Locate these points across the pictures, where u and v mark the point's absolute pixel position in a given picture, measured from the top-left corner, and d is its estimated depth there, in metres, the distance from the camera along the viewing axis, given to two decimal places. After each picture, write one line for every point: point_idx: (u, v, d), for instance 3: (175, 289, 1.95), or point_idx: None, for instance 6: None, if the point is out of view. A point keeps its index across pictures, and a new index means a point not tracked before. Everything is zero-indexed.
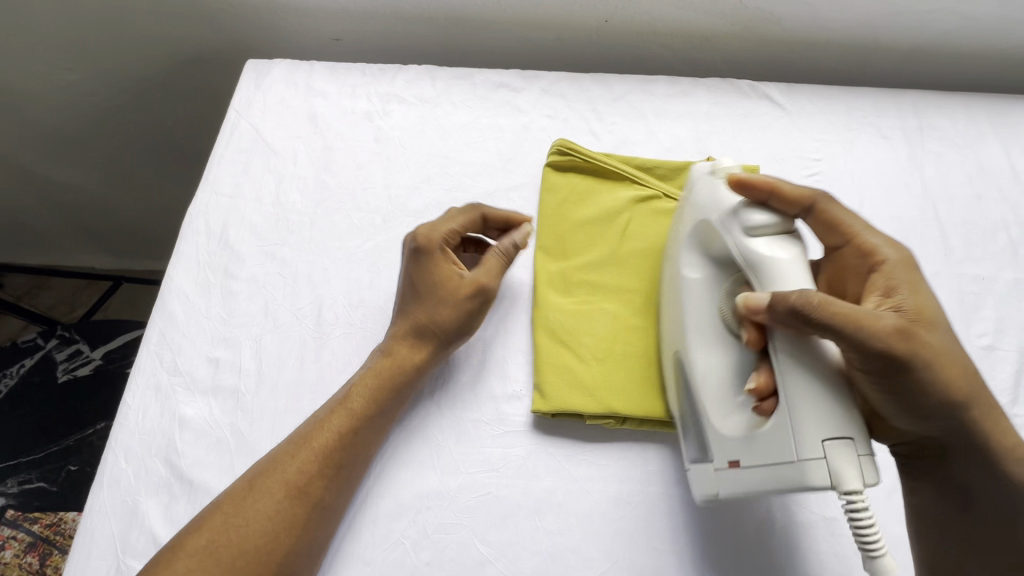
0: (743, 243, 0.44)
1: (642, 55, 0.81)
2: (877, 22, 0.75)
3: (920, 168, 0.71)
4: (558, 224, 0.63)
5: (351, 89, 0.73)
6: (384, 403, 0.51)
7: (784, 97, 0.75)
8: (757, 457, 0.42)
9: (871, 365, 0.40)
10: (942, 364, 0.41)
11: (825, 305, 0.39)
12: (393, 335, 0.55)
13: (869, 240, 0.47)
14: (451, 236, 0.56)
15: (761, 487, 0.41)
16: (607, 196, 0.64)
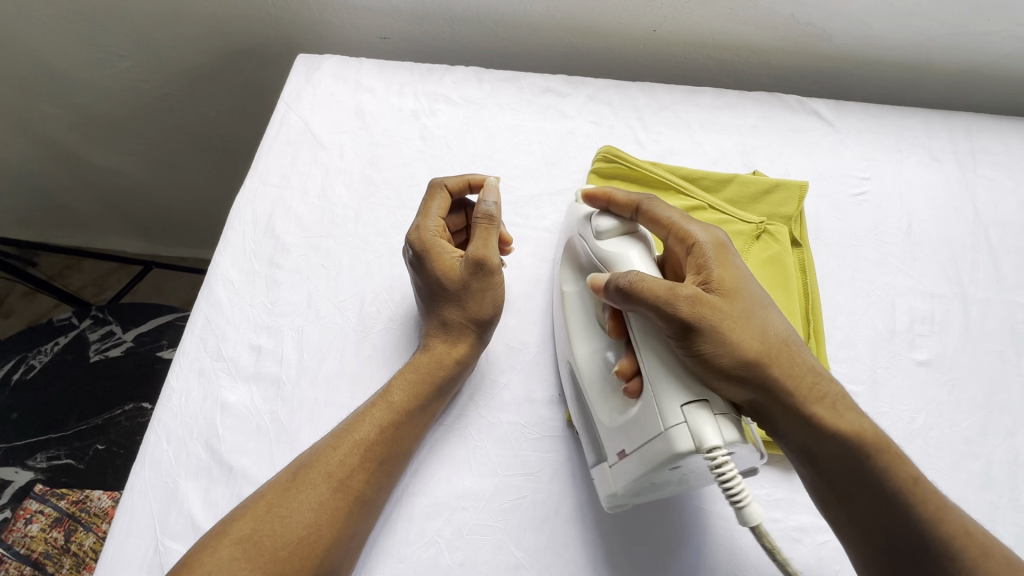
0: (598, 248, 0.50)
1: (689, 65, 0.81)
2: (931, 43, 0.74)
3: (971, 192, 0.69)
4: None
5: (399, 87, 0.74)
6: (427, 399, 0.51)
7: (833, 114, 0.74)
8: (632, 433, 0.43)
9: (676, 330, 0.42)
10: (727, 336, 0.42)
11: (636, 282, 0.43)
12: (427, 332, 0.55)
13: (687, 228, 0.48)
14: (437, 231, 0.55)
15: (642, 468, 0.42)
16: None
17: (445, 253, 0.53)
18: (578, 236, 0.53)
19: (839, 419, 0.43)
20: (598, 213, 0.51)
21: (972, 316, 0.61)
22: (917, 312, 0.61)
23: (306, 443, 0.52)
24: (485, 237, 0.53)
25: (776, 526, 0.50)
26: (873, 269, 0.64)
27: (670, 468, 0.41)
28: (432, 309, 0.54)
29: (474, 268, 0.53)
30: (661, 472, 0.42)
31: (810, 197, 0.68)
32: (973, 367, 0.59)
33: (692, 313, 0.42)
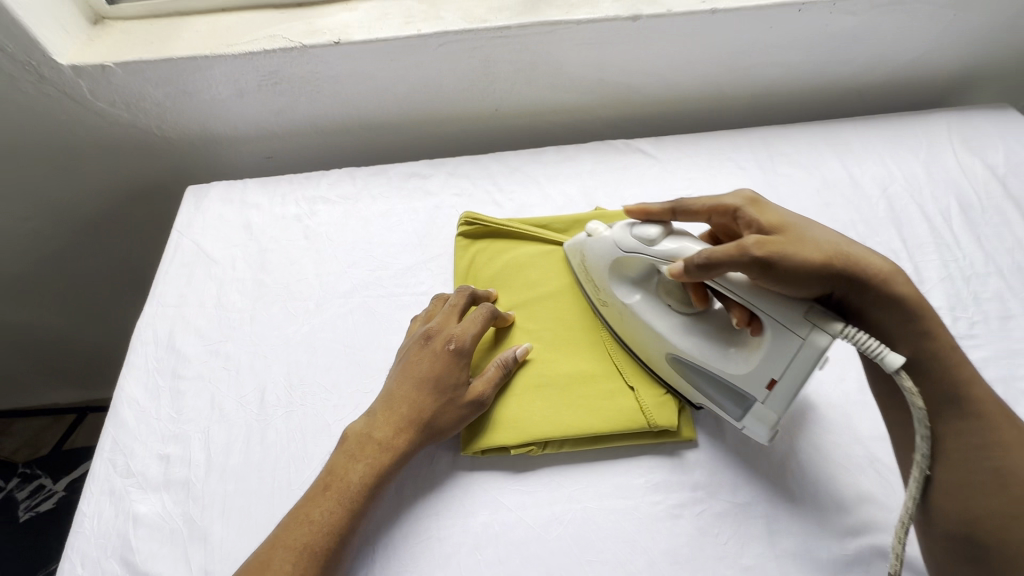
0: (659, 250, 0.56)
1: (536, 130, 0.95)
2: (716, 79, 0.91)
3: (774, 189, 0.83)
4: (475, 280, 0.71)
5: (281, 197, 0.83)
6: (376, 485, 0.54)
7: (655, 148, 0.88)
8: (770, 359, 0.51)
9: (757, 269, 0.50)
10: (802, 253, 0.50)
11: (708, 255, 0.51)
12: (386, 421, 0.57)
13: (720, 199, 0.59)
14: (468, 332, 0.61)
15: (797, 380, 0.50)
16: (513, 252, 0.73)
17: (465, 367, 0.60)
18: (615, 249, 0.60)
19: (911, 294, 0.51)
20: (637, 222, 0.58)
21: None
22: None
23: (220, 535, 0.55)
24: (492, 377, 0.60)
25: (657, 507, 0.56)
26: None
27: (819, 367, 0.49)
28: (419, 392, 0.58)
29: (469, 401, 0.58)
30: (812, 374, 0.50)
31: None
32: None
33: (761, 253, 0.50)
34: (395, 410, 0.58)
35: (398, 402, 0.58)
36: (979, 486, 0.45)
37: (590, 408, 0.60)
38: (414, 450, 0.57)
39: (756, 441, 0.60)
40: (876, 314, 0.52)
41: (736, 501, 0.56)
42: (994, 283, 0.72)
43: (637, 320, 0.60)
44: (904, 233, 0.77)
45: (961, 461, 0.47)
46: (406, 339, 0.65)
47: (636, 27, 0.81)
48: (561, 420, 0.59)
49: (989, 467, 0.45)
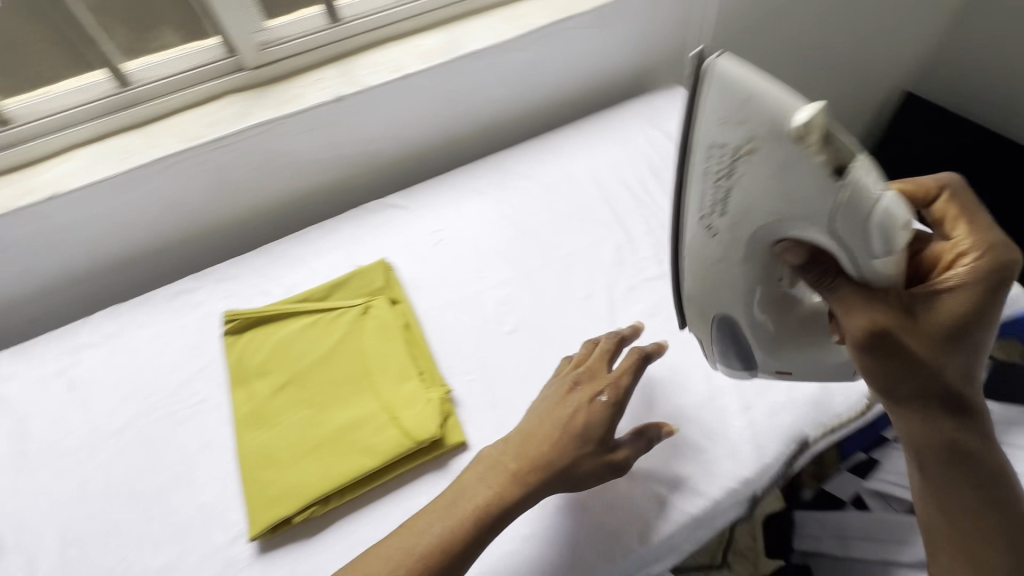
0: (861, 177, 0.42)
1: (299, 212, 1.02)
2: (441, 126, 1.04)
3: (508, 202, 0.95)
4: (244, 368, 0.74)
5: (40, 358, 0.81)
6: (493, 524, 0.54)
7: (404, 199, 0.98)
8: (814, 360, 0.59)
9: (874, 337, 0.47)
10: (913, 349, 0.47)
11: (841, 291, 0.48)
12: (501, 477, 0.56)
13: (937, 185, 0.54)
14: (625, 377, 0.61)
15: (810, 370, 0.61)
16: (279, 332, 0.78)
17: (603, 424, 0.59)
18: (771, 176, 0.46)
19: (987, 443, 0.51)
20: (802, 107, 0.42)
21: (533, 281, 0.82)
22: (498, 298, 0.81)
23: None
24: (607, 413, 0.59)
25: None
26: (459, 286, 0.83)
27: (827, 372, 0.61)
28: (549, 444, 0.57)
29: (546, 475, 0.56)
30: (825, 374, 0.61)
31: (400, 261, 0.87)
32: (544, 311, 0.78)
33: (882, 325, 0.47)
34: (523, 469, 0.56)
35: (524, 445, 0.58)
36: (962, 533, 0.50)
37: (361, 448, 0.64)
38: (533, 502, 0.56)
39: (517, 421, 0.67)
40: (953, 412, 0.50)
41: None
42: None
43: (726, 275, 0.56)
44: (613, 207, 0.92)
45: (951, 488, 0.51)
46: (547, 391, 0.64)
47: (343, 106, 0.92)
48: (333, 473, 0.62)
49: (974, 499, 0.50)
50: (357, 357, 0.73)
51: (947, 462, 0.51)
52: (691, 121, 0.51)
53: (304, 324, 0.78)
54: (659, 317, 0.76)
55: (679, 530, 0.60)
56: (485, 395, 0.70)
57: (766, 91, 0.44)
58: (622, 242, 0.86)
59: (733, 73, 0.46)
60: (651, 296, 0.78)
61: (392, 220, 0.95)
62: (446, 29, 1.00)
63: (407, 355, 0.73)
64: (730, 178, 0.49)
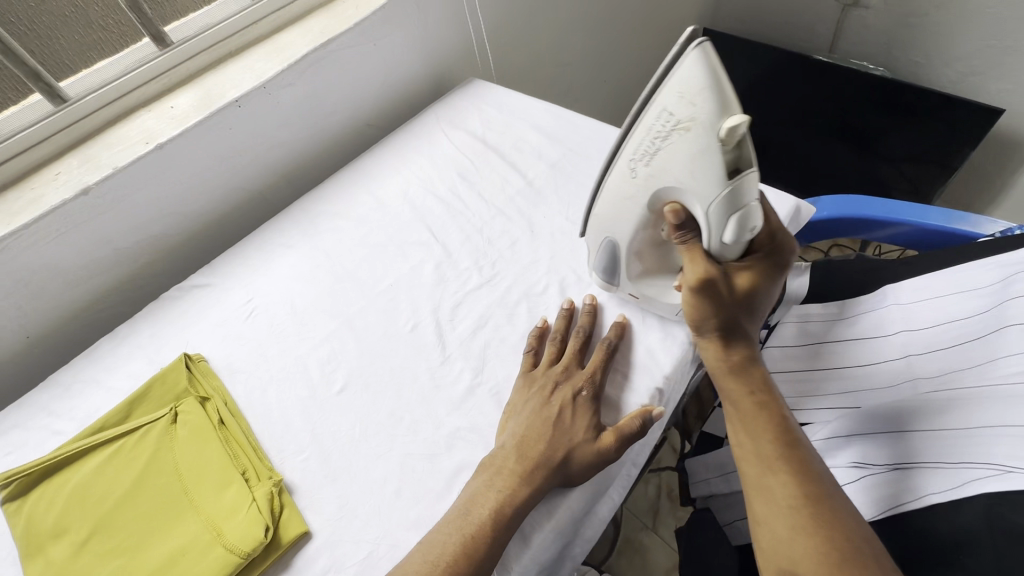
0: (727, 144, 0.54)
1: (94, 323, 0.89)
2: (232, 185, 0.95)
3: (322, 247, 0.89)
4: (35, 534, 0.62)
5: None
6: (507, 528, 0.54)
7: (208, 275, 0.89)
8: (655, 299, 0.69)
9: (699, 281, 0.59)
10: (726, 297, 0.59)
11: (694, 243, 0.61)
12: (478, 526, 0.53)
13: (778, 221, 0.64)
14: (598, 369, 0.64)
15: (653, 309, 0.71)
16: (73, 477, 0.66)
17: (584, 432, 0.59)
18: (688, 156, 0.56)
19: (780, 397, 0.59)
20: (702, 77, 0.53)
21: (358, 326, 0.77)
22: (323, 357, 0.75)
23: None
24: (581, 416, 0.61)
25: None
26: (280, 356, 0.76)
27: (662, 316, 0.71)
28: (536, 471, 0.57)
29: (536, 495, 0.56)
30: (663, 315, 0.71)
31: (211, 348, 0.79)
32: (373, 357, 0.73)
33: (705, 274, 0.59)
34: (527, 462, 0.57)
35: (529, 446, 0.58)
36: (774, 468, 0.54)
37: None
38: (538, 498, 0.57)
39: (360, 489, 0.62)
40: (754, 362, 0.61)
41: (359, 557, 0.57)
42: (499, 221, 0.86)
43: (624, 216, 0.64)
44: (428, 223, 0.88)
45: (762, 423, 0.56)
46: (519, 388, 0.64)
47: (95, 197, 0.80)
48: None
49: (781, 441, 0.55)
50: (171, 477, 0.65)
51: (757, 406, 0.58)
52: (655, 90, 0.57)
53: (104, 457, 0.67)
54: (489, 327, 0.74)
55: (544, 544, 0.58)
56: (321, 471, 0.64)
57: (715, 86, 0.53)
58: (443, 258, 0.83)
59: (699, 71, 0.53)
60: (478, 308, 0.76)
61: (197, 302, 0.85)
62: (201, 83, 0.91)
63: (228, 456, 0.65)
64: (663, 143, 0.57)
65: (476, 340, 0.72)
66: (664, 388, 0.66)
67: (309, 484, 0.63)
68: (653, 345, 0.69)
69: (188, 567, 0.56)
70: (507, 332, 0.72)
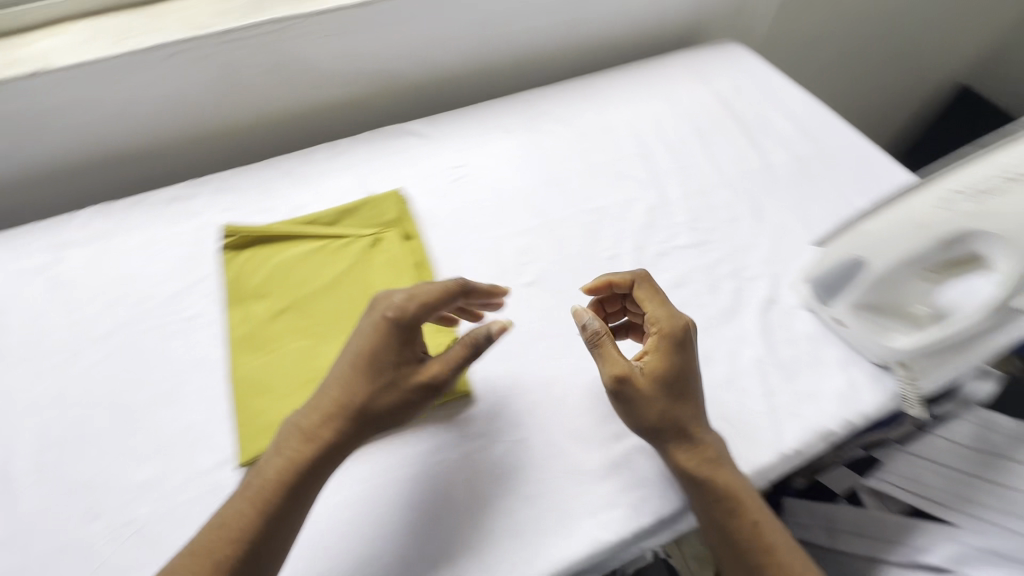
0: None
1: (313, 129, 0.94)
2: (475, 51, 0.95)
3: (539, 145, 0.88)
4: (243, 288, 0.69)
5: (22, 249, 0.75)
6: (335, 452, 0.51)
7: (426, 127, 0.90)
8: (868, 330, 0.64)
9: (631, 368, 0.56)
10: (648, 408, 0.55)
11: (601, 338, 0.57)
12: (311, 413, 0.52)
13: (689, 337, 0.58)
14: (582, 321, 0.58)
15: (857, 336, 0.65)
16: (281, 254, 0.72)
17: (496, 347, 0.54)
18: None
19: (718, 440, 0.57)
20: None
21: (557, 233, 0.77)
22: (518, 247, 0.75)
23: None
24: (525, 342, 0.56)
25: (439, 464, 0.58)
26: (478, 229, 0.77)
27: (861, 349, 0.65)
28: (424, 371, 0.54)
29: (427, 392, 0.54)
30: (863, 349, 0.65)
31: (418, 194, 0.81)
32: (565, 269, 0.73)
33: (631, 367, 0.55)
34: (318, 423, 0.51)
35: (314, 408, 0.52)
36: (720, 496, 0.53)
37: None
38: (404, 407, 0.53)
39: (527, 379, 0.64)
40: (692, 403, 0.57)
41: (513, 438, 0.60)
42: (723, 192, 0.82)
43: (907, 233, 0.58)
44: (650, 164, 0.85)
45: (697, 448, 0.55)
46: (387, 290, 0.57)
47: (372, 12, 0.82)
48: None
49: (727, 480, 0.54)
50: (363, 291, 0.68)
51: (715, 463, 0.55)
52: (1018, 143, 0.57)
53: (309, 248, 0.72)
54: (687, 289, 0.71)
55: (684, 511, 0.57)
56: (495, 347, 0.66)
57: None
58: (657, 204, 0.80)
59: None
60: (680, 265, 0.74)
61: (411, 148, 0.87)
62: None
63: None
64: (1010, 187, 0.55)
65: (672, 296, 0.71)
66: (854, 425, 0.62)
67: (481, 353, 0.66)
68: (856, 380, 0.64)
69: None
70: (705, 301, 0.70)
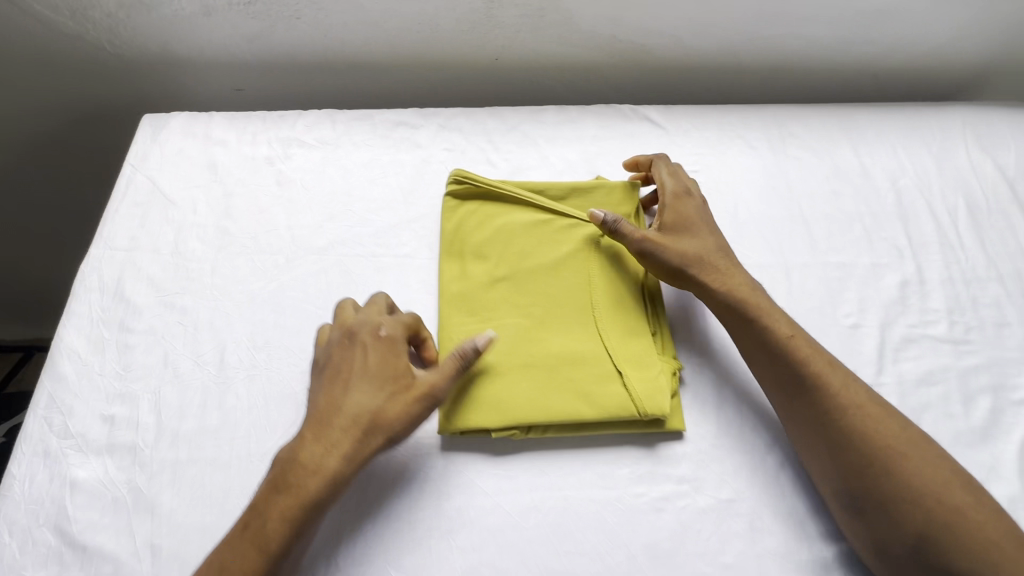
0: None
1: (537, 86, 0.88)
2: (735, 47, 0.84)
3: (784, 172, 0.78)
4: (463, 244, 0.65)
5: (252, 136, 0.74)
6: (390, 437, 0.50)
7: (662, 117, 0.82)
8: None
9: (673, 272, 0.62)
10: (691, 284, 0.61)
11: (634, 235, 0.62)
12: (342, 422, 0.49)
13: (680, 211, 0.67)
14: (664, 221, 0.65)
15: None
16: (507, 213, 0.67)
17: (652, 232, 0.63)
18: None
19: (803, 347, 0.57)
20: None
21: (794, 280, 0.69)
22: None
23: (169, 507, 0.50)
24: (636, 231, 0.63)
25: (640, 499, 0.54)
26: None
27: None
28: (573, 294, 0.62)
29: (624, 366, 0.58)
30: None
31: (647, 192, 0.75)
32: (798, 324, 0.66)
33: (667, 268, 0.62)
34: (340, 425, 0.49)
35: (332, 417, 0.50)
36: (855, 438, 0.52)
37: (579, 391, 0.56)
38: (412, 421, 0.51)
39: (742, 435, 0.58)
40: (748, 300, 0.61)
41: (721, 497, 0.55)
42: (992, 289, 0.70)
43: None
44: (909, 230, 0.74)
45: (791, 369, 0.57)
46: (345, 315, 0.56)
47: None
48: (544, 404, 0.55)
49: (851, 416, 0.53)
50: (588, 280, 0.63)
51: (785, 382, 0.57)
52: None
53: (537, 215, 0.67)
54: (934, 389, 0.63)
55: None
56: (713, 388, 0.60)
57: None
58: (912, 279, 0.70)
59: None
60: (931, 360, 0.64)
61: (644, 136, 0.80)
62: None
63: (643, 309, 0.63)
64: None
65: (918, 392, 0.62)
66: None
67: (698, 390, 0.60)
68: None
69: (586, 380, 0.56)
70: (956, 412, 0.61)
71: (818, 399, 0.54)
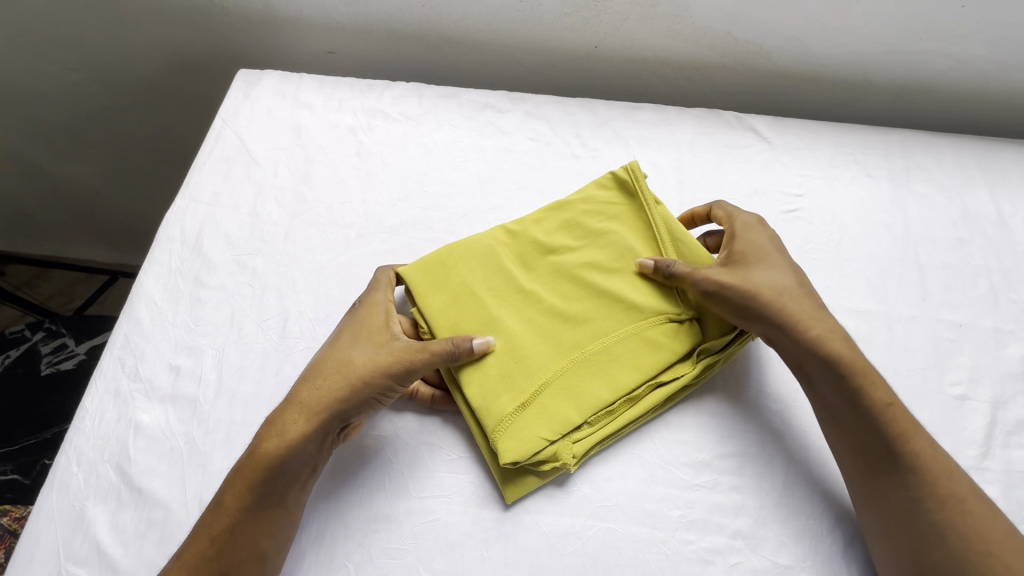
0: None
1: (635, 81, 0.82)
2: (867, 60, 0.75)
3: (903, 209, 0.70)
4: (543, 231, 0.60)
5: (338, 103, 0.74)
6: (363, 398, 0.50)
7: (770, 130, 0.75)
8: None
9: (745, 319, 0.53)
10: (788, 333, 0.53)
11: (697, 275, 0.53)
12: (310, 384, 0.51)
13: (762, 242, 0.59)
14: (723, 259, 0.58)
15: None
16: (586, 196, 0.60)
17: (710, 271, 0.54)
18: None
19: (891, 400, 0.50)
20: None
21: (897, 334, 0.61)
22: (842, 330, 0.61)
23: (219, 466, 0.51)
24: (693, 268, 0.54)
25: (689, 548, 0.50)
26: None
27: None
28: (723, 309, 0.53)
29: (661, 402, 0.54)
30: None
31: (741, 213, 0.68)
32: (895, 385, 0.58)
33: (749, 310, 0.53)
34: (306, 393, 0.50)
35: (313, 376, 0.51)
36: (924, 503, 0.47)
37: (583, 404, 0.51)
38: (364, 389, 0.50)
39: (812, 498, 0.53)
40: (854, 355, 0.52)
41: (779, 562, 0.50)
42: None
43: None
44: None
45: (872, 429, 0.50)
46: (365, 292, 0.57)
47: None
48: (552, 412, 0.51)
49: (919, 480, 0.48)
50: (645, 293, 0.56)
51: (865, 450, 0.50)
52: None
53: (625, 204, 0.59)
54: None
55: None
56: (786, 441, 0.55)
57: None
58: None
59: None
60: None
61: (746, 150, 0.73)
62: None
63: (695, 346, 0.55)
64: None
65: None
66: None
67: (768, 440, 0.55)
68: None
69: (595, 389, 0.52)
70: None
71: (896, 475, 0.48)
